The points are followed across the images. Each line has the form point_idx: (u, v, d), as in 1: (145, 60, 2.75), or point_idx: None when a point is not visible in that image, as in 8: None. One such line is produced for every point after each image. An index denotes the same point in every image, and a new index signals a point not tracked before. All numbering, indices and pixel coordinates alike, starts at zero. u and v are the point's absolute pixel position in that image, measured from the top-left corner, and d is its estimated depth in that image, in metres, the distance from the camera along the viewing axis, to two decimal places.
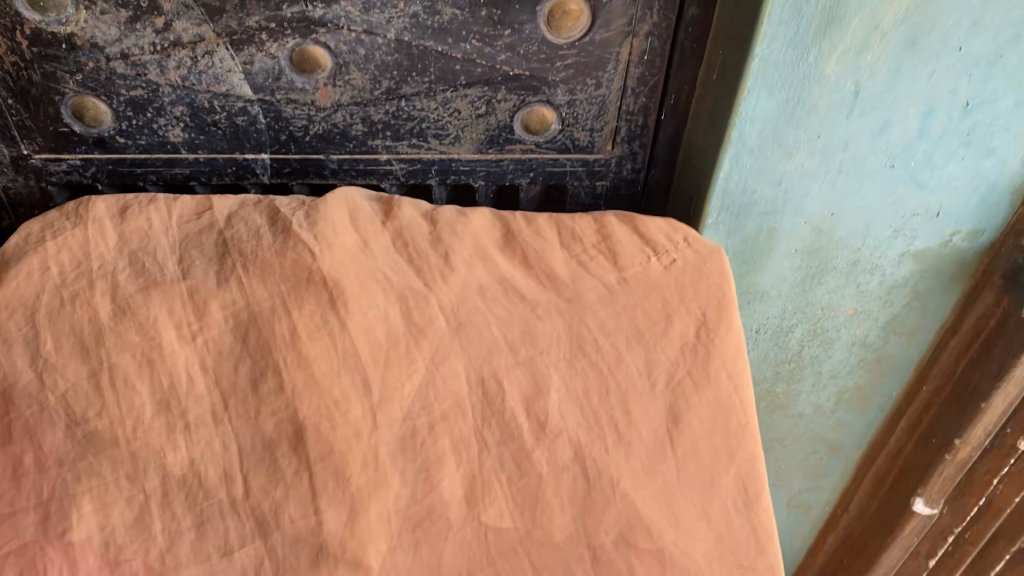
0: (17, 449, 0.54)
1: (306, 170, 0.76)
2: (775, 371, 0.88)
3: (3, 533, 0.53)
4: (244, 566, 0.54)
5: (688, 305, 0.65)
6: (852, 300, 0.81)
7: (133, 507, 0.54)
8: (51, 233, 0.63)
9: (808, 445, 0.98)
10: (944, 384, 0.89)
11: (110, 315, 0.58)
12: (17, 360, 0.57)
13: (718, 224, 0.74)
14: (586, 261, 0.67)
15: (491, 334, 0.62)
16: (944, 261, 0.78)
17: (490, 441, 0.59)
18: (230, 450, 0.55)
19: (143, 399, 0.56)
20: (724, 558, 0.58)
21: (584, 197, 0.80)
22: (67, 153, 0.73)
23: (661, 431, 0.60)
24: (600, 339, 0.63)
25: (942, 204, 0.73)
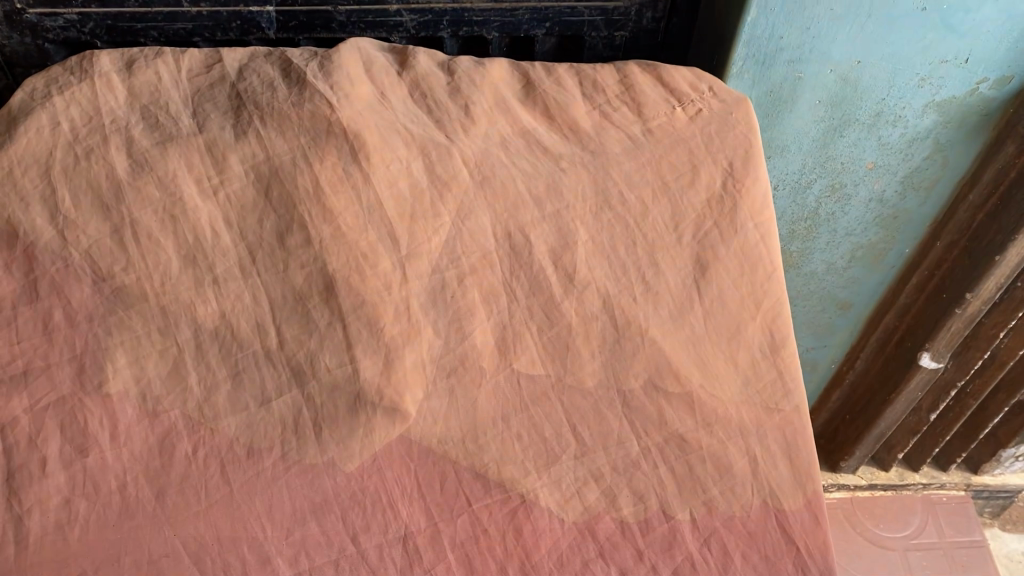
0: (46, 304, 0.54)
1: (313, 24, 0.72)
2: (792, 229, 0.89)
3: (40, 387, 0.53)
4: (283, 415, 0.54)
5: (715, 156, 0.62)
6: (872, 153, 0.81)
7: (168, 360, 0.54)
8: (57, 88, 0.59)
9: (819, 302, 1.00)
10: (958, 239, 0.90)
11: (127, 170, 0.56)
12: (36, 218, 0.55)
13: (743, 72, 0.72)
14: (610, 112, 0.64)
15: (516, 187, 0.60)
16: (969, 111, 0.77)
17: (519, 292, 0.59)
18: (260, 303, 0.56)
19: (169, 254, 0.55)
20: (751, 402, 0.57)
21: (601, 48, 0.77)
22: (62, 7, 0.69)
23: (688, 281, 0.60)
24: (625, 193, 0.61)
25: (972, 50, 0.71)
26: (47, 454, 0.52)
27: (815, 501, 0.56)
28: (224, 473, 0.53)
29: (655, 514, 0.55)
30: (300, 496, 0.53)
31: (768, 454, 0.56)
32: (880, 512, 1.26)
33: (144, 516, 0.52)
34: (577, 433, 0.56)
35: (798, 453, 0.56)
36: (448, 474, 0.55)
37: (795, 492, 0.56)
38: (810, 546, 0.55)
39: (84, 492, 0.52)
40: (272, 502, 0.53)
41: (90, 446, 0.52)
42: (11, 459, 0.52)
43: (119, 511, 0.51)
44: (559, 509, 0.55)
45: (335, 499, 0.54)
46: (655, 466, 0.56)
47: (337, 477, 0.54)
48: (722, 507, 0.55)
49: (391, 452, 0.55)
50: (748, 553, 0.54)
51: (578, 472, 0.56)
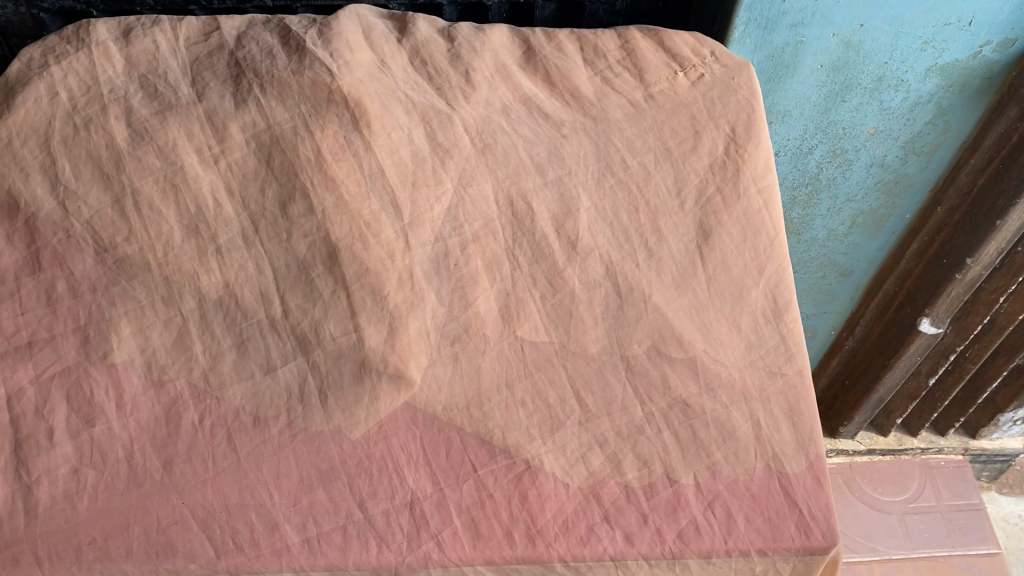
0: (49, 275, 0.54)
1: None
2: (793, 195, 0.90)
3: (45, 357, 0.53)
4: (288, 383, 0.54)
5: (717, 120, 0.63)
6: (874, 118, 0.81)
7: (173, 329, 0.54)
8: (54, 58, 0.59)
9: (819, 268, 1.00)
10: (958, 205, 0.90)
11: (127, 139, 0.56)
12: (36, 189, 0.55)
13: (744, 37, 0.72)
14: (611, 78, 0.64)
15: (518, 155, 0.60)
16: (972, 74, 0.76)
17: (522, 260, 0.59)
18: (264, 272, 0.55)
19: (171, 224, 0.55)
20: (754, 366, 0.58)
21: (601, 14, 0.77)
22: None
23: (691, 247, 0.60)
24: (628, 158, 0.61)
25: (975, 13, 0.70)
26: (54, 424, 0.52)
27: (817, 464, 0.56)
28: (231, 441, 0.53)
29: (659, 479, 0.54)
30: (307, 463, 0.53)
31: (770, 418, 0.56)
32: (878, 476, 1.28)
33: (153, 484, 0.51)
34: (581, 400, 0.56)
35: (800, 416, 0.57)
36: (453, 440, 0.54)
37: (797, 455, 0.56)
38: (814, 509, 0.54)
39: (92, 462, 0.51)
40: (280, 469, 0.52)
41: (97, 416, 0.52)
42: (18, 429, 0.52)
43: (127, 479, 0.51)
44: (564, 474, 0.54)
45: (343, 466, 0.53)
46: (660, 431, 0.55)
47: (343, 444, 0.53)
48: (725, 470, 0.55)
49: (397, 418, 0.54)
50: (751, 515, 0.54)
51: (582, 439, 0.55)
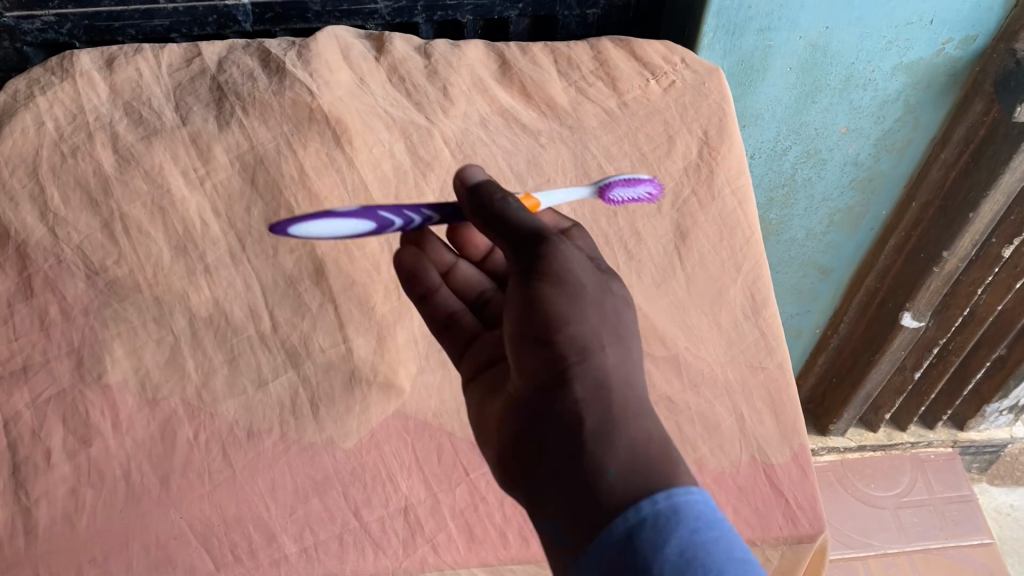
0: (41, 301, 0.55)
1: (288, 15, 0.73)
2: (770, 196, 0.92)
3: (40, 381, 0.53)
4: (280, 395, 0.55)
5: (689, 125, 0.65)
6: (845, 117, 0.83)
7: (165, 348, 0.55)
8: (39, 88, 0.60)
9: (800, 268, 1.02)
10: (933, 199, 0.92)
11: (114, 165, 0.58)
12: (26, 217, 0.56)
13: (714, 43, 0.74)
14: (585, 88, 0.66)
15: (498, 165, 0.62)
16: (937, 71, 0.78)
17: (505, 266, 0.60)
18: (252, 288, 0.57)
19: (160, 245, 0.57)
20: (735, 361, 0.59)
21: (574, 26, 0.78)
22: (40, 9, 0.69)
23: (669, 249, 0.61)
24: (605, 165, 0.63)
25: (936, 11, 0.72)
26: (50, 447, 0.52)
27: (801, 454, 0.57)
28: (226, 456, 0.53)
29: None
30: (302, 474, 0.53)
31: (753, 411, 0.58)
32: (870, 472, 1.29)
33: (151, 501, 0.51)
34: None
35: (782, 407, 0.58)
36: (444, 446, 0.56)
37: (781, 446, 0.57)
38: (799, 498, 0.56)
39: (90, 481, 0.51)
40: (276, 480, 0.53)
41: (93, 436, 0.53)
42: (16, 452, 0.52)
43: (125, 497, 0.51)
44: None
45: (337, 475, 0.54)
46: None
47: (336, 454, 0.54)
48: (712, 464, 0.56)
49: (389, 426, 0.56)
50: (739, 507, 0.55)
51: None
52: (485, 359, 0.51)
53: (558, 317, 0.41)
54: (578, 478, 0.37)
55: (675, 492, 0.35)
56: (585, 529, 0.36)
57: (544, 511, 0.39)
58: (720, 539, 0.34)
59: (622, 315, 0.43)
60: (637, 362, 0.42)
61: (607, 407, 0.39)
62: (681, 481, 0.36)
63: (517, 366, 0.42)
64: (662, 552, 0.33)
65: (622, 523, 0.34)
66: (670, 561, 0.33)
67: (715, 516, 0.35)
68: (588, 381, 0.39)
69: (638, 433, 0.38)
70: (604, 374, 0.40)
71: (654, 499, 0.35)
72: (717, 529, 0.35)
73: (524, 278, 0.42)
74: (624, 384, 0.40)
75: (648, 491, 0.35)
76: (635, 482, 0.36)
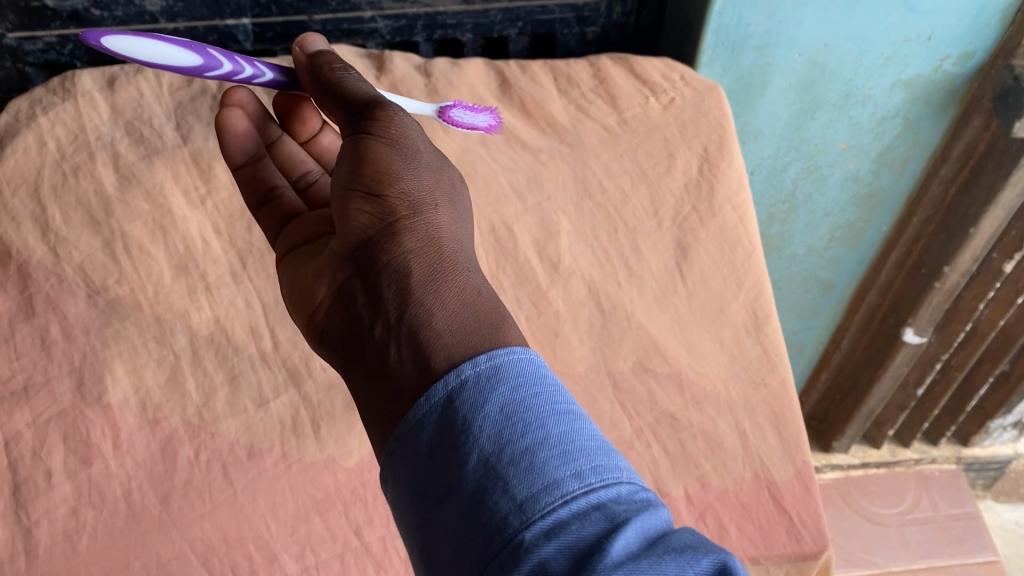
0: (43, 320, 0.55)
1: (289, 34, 0.73)
2: (771, 212, 0.92)
3: (41, 402, 0.53)
4: (281, 415, 0.55)
5: (689, 142, 0.65)
6: (844, 133, 0.83)
7: (166, 368, 0.55)
8: (41, 109, 0.60)
9: (801, 283, 1.02)
10: (933, 214, 0.92)
11: (115, 184, 0.59)
12: (28, 237, 0.56)
13: (713, 61, 0.75)
14: (585, 106, 0.66)
15: (498, 182, 0.63)
16: (936, 87, 0.78)
17: (507, 283, 0.60)
18: (253, 307, 0.58)
19: (161, 264, 0.58)
20: (737, 378, 0.59)
21: (573, 44, 0.78)
22: (42, 30, 0.69)
23: (670, 265, 0.61)
24: (605, 182, 0.63)
25: (934, 28, 0.73)
26: (52, 466, 0.52)
27: (804, 470, 0.57)
28: (227, 475, 0.53)
29: None
30: (303, 494, 0.53)
31: (756, 428, 0.57)
32: (874, 489, 1.29)
33: (151, 521, 0.51)
34: None
35: (784, 424, 0.58)
36: None
37: (784, 463, 0.57)
38: (803, 515, 0.55)
39: (91, 501, 0.51)
40: (276, 500, 0.53)
41: (94, 456, 0.52)
42: (17, 472, 0.51)
43: (126, 517, 0.51)
44: None
45: (338, 495, 0.54)
46: (649, 445, 0.56)
47: (337, 473, 0.54)
48: (714, 481, 0.56)
49: None
50: (742, 524, 0.55)
51: None
52: (292, 240, 0.52)
53: (390, 170, 0.44)
54: (412, 327, 0.40)
55: (496, 353, 0.38)
56: (411, 392, 0.39)
57: (372, 361, 0.41)
58: (540, 393, 0.37)
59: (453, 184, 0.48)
60: (462, 230, 0.47)
61: (432, 259, 0.43)
62: (503, 342, 0.40)
63: (340, 226, 0.45)
64: (480, 410, 0.36)
65: (441, 387, 0.37)
66: (489, 416, 0.36)
67: (536, 372, 0.38)
68: (416, 234, 0.43)
69: (468, 288, 0.42)
70: (431, 241, 0.44)
71: (476, 361, 0.38)
72: (536, 385, 0.37)
73: (346, 188, 0.45)
74: (452, 241, 0.45)
75: (470, 357, 0.38)
76: (459, 349, 0.39)
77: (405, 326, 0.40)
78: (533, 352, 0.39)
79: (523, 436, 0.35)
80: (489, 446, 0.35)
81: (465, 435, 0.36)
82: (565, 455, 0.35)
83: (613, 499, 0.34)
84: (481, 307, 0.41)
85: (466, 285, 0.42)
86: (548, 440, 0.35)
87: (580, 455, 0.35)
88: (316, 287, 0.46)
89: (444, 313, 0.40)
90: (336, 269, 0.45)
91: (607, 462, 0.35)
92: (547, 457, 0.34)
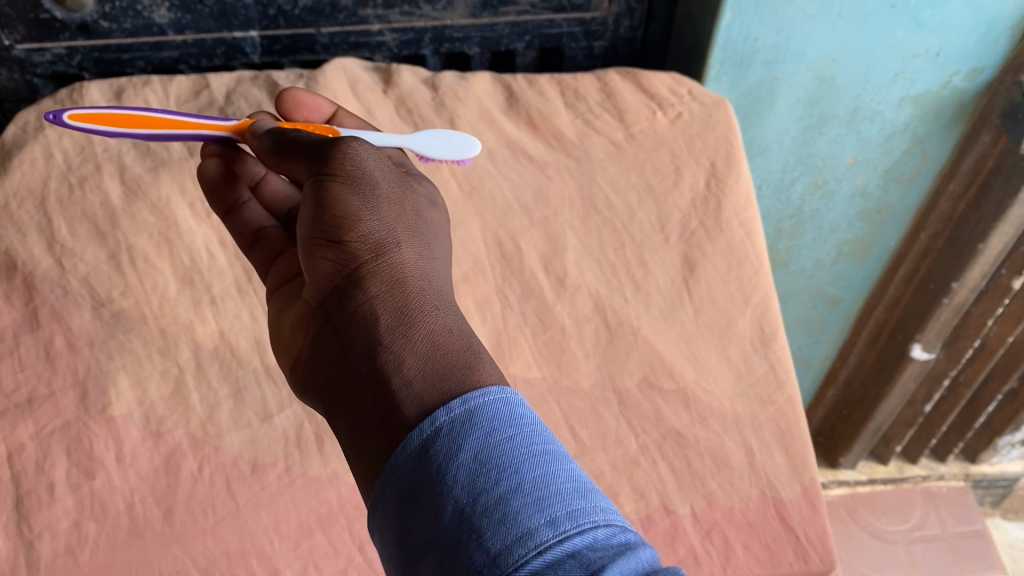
0: (47, 332, 0.55)
1: (297, 46, 0.73)
2: (778, 226, 0.91)
3: (45, 414, 0.53)
4: (285, 429, 0.55)
5: (697, 157, 0.65)
6: (852, 148, 0.82)
7: (170, 381, 0.55)
8: (49, 121, 0.60)
9: (809, 298, 1.02)
10: (941, 230, 0.92)
11: (122, 197, 0.58)
12: (33, 248, 0.56)
13: (720, 75, 0.75)
14: (592, 120, 0.66)
15: (504, 196, 0.63)
16: (944, 103, 0.78)
17: (512, 297, 0.60)
18: (258, 320, 0.57)
19: (166, 277, 0.57)
20: (745, 395, 0.58)
21: (580, 58, 0.78)
22: (51, 42, 0.69)
23: (677, 280, 0.61)
24: (611, 197, 0.63)
25: (943, 44, 0.72)
26: (54, 479, 0.51)
27: (812, 489, 0.56)
28: (230, 489, 0.53)
29: (656, 510, 0.55)
30: (306, 509, 0.53)
31: (763, 446, 0.57)
32: (881, 506, 1.28)
33: (153, 535, 0.50)
34: (576, 433, 0.57)
35: (792, 442, 0.57)
36: None
37: (792, 481, 0.56)
38: (810, 534, 0.55)
39: (93, 514, 0.51)
40: (279, 515, 0.52)
41: (97, 469, 0.52)
42: (19, 485, 0.51)
43: (128, 531, 0.51)
44: None
45: (341, 510, 0.53)
46: (655, 462, 0.56)
47: (341, 488, 0.54)
48: (721, 499, 0.55)
49: None
50: (749, 543, 0.54)
51: None
52: (279, 276, 0.51)
53: (349, 215, 0.43)
54: (379, 378, 0.39)
55: (470, 395, 0.37)
56: (382, 444, 0.37)
57: (347, 414, 0.40)
58: (516, 434, 0.36)
59: (419, 211, 0.47)
60: (433, 264, 0.45)
61: (398, 302, 0.42)
62: (476, 382, 0.38)
63: (309, 275, 0.44)
64: (453, 459, 0.34)
65: (415, 436, 0.36)
66: (462, 464, 0.34)
67: (512, 412, 0.37)
68: (380, 278, 0.42)
69: (438, 327, 0.41)
70: (399, 283, 0.42)
71: (450, 406, 0.36)
72: (513, 426, 0.36)
73: (311, 238, 0.44)
74: (420, 278, 0.43)
75: (442, 402, 0.37)
76: (427, 397, 0.37)
77: (374, 378, 0.39)
78: (510, 389, 0.38)
79: (497, 484, 0.34)
80: (464, 497, 0.34)
81: (439, 486, 0.34)
82: (539, 502, 0.33)
83: (589, 545, 0.32)
84: (451, 347, 0.40)
85: (436, 325, 0.41)
86: (524, 485, 0.34)
87: (556, 500, 0.33)
88: (298, 341, 0.46)
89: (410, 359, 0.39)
90: (313, 320, 0.45)
91: (582, 504, 0.33)
92: (522, 504, 0.33)
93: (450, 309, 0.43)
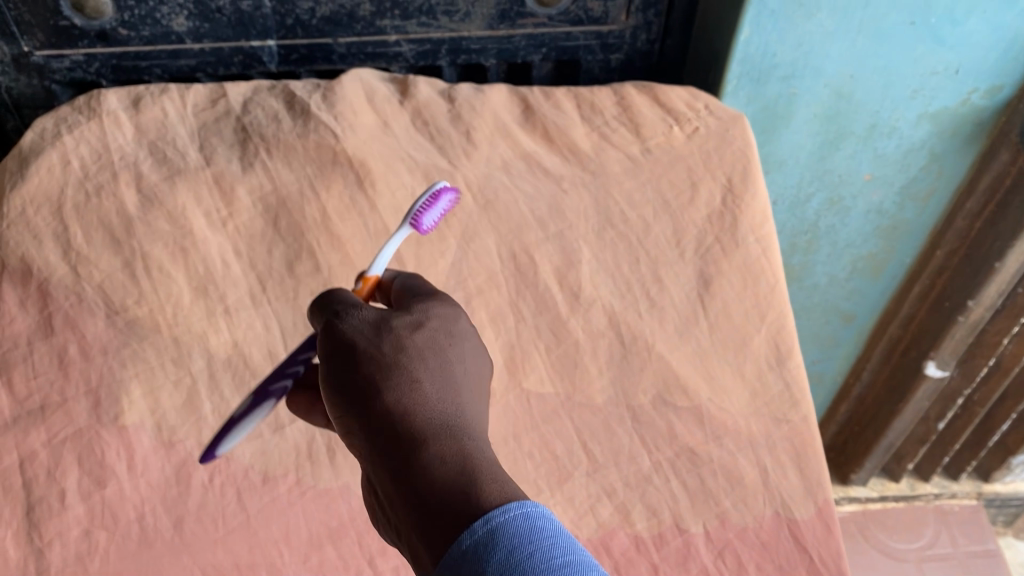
0: (60, 339, 0.55)
1: (313, 56, 0.73)
2: (793, 242, 0.91)
3: (57, 421, 0.53)
4: (297, 441, 0.55)
5: (713, 172, 0.64)
6: (869, 165, 0.82)
7: (182, 390, 0.55)
8: (66, 127, 0.60)
9: (822, 315, 1.01)
10: (957, 248, 0.91)
11: (137, 205, 0.58)
12: (49, 255, 0.56)
13: (737, 90, 0.74)
14: (608, 133, 0.66)
15: (518, 210, 0.62)
16: (962, 120, 0.78)
17: (526, 311, 0.60)
18: (272, 331, 0.57)
19: (180, 285, 0.57)
20: (760, 413, 0.58)
21: (597, 71, 0.78)
22: (69, 48, 0.69)
23: (692, 296, 0.60)
24: (628, 211, 0.63)
25: (962, 61, 0.72)
26: (65, 487, 0.51)
27: (826, 510, 0.56)
28: (240, 501, 0.53)
29: (668, 529, 0.54)
30: (316, 521, 0.53)
31: (778, 465, 0.56)
32: (892, 524, 1.27)
33: (163, 545, 0.50)
34: (588, 449, 0.56)
35: (807, 462, 0.57)
36: None
37: (805, 501, 0.56)
38: (824, 556, 0.54)
39: (103, 523, 0.51)
40: (289, 527, 0.52)
41: (107, 478, 0.52)
42: (30, 493, 0.51)
43: (138, 541, 0.51)
44: (574, 527, 0.54)
45: (351, 523, 0.53)
46: (667, 480, 0.56)
47: (352, 501, 0.54)
48: (735, 519, 0.55)
49: None
50: (763, 564, 0.54)
51: (590, 489, 0.55)
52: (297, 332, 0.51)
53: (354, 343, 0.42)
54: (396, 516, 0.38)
55: (492, 514, 0.35)
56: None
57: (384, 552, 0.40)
58: (539, 553, 0.33)
59: (444, 323, 0.45)
60: (457, 379, 0.43)
61: (401, 429, 0.40)
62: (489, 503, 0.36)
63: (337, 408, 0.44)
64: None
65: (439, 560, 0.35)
66: None
67: (533, 526, 0.35)
68: (386, 403, 0.40)
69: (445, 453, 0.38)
70: (406, 413, 0.40)
71: (473, 528, 0.35)
72: (537, 545, 0.34)
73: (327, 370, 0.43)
74: (432, 401, 0.41)
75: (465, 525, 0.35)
76: (432, 534, 0.36)
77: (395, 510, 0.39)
78: (530, 501, 0.36)
79: None
80: None
81: None
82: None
83: None
84: (473, 468, 0.38)
85: (458, 448, 0.39)
86: None
87: None
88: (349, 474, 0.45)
89: (426, 486, 0.37)
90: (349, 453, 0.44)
91: None
92: None
93: (480, 431, 0.41)
